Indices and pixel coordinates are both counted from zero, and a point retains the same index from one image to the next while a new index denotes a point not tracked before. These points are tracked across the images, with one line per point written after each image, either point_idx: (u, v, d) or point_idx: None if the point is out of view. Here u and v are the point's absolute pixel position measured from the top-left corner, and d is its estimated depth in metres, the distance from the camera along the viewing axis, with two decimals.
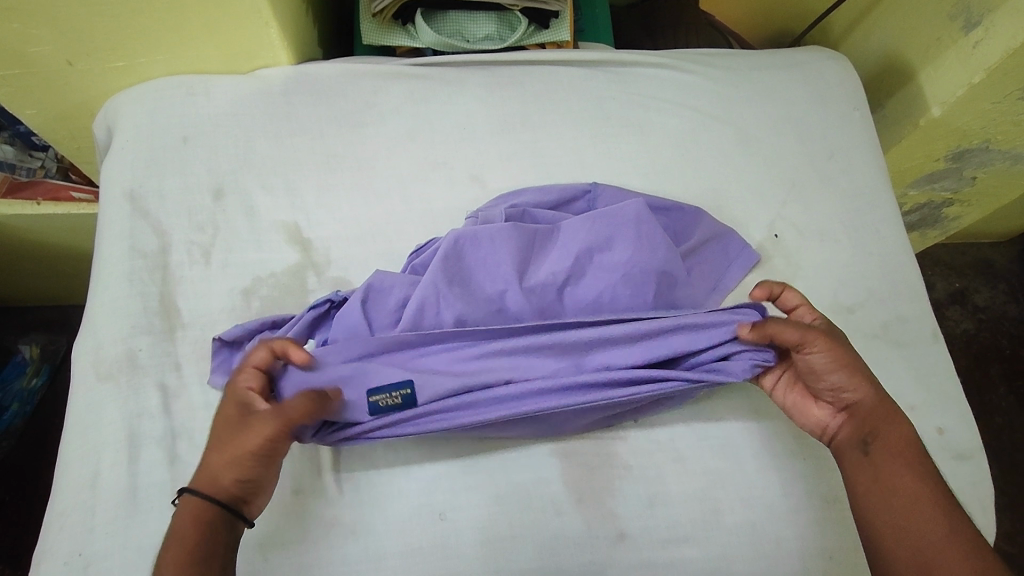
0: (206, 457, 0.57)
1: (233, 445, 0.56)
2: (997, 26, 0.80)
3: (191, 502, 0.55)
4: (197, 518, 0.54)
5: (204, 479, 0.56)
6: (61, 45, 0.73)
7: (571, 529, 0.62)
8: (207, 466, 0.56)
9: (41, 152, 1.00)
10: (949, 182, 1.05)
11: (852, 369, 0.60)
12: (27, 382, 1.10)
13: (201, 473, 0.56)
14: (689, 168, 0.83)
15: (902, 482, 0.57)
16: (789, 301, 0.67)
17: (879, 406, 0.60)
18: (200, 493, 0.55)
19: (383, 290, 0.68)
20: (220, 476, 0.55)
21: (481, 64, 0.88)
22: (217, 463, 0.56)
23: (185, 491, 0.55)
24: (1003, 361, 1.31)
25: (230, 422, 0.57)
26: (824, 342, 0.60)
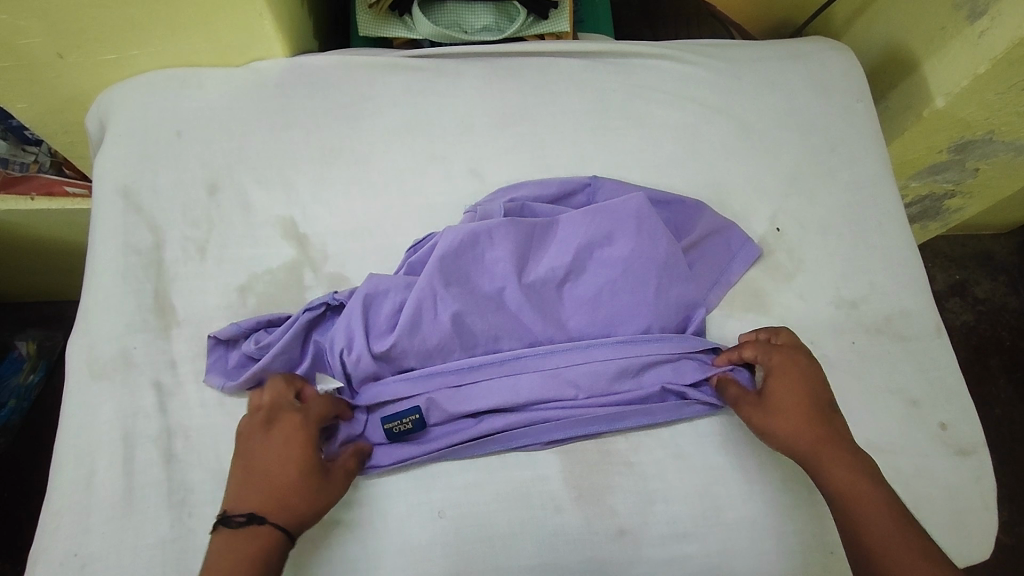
0: (292, 495, 0.55)
1: (326, 493, 0.57)
2: (1003, 16, 0.79)
3: (272, 540, 0.53)
4: (278, 558, 0.53)
5: (294, 518, 0.55)
6: (51, 37, 0.71)
7: (571, 527, 0.62)
8: (294, 506, 0.55)
9: (34, 146, 0.98)
10: (952, 174, 1.04)
11: (777, 422, 0.62)
12: (25, 377, 1.09)
13: (287, 510, 0.55)
14: (690, 160, 0.81)
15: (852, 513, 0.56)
16: (745, 354, 0.68)
17: (821, 446, 0.60)
18: (288, 532, 0.54)
19: (379, 294, 0.67)
20: (304, 520, 0.56)
21: (479, 56, 0.86)
22: (309, 506, 0.56)
23: (273, 527, 0.54)
24: (1003, 352, 1.31)
25: (318, 464, 0.58)
26: (748, 406, 0.64)
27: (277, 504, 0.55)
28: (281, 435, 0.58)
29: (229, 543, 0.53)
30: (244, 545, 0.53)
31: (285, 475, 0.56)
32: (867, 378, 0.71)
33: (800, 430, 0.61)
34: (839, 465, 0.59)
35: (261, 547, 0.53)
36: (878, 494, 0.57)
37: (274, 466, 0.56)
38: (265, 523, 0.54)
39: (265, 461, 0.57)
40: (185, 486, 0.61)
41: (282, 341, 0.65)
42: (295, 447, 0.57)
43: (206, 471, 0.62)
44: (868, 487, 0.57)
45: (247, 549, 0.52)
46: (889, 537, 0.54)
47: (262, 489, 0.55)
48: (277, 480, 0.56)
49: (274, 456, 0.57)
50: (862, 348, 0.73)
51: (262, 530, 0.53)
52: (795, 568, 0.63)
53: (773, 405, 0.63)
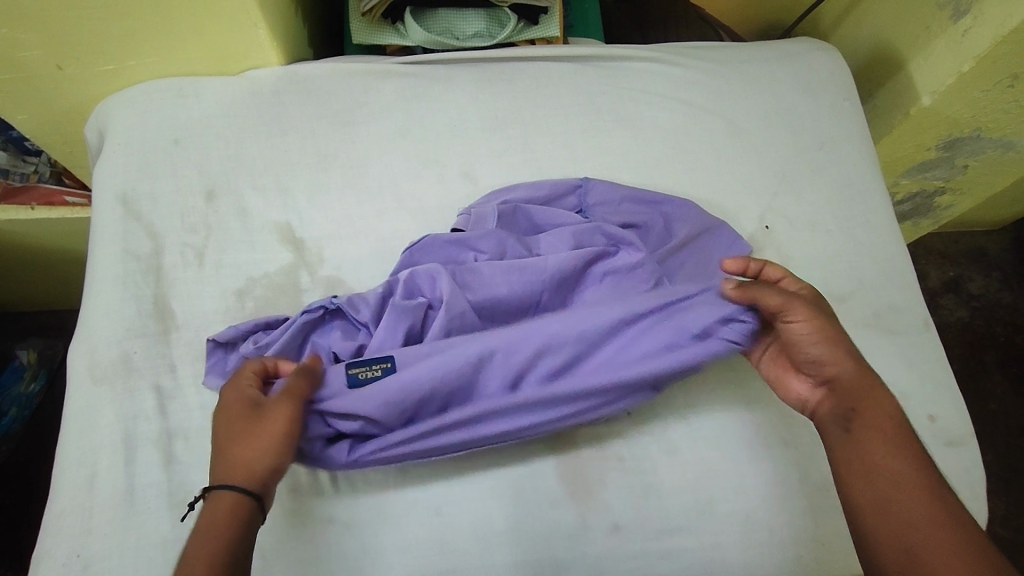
0: (229, 454, 0.55)
1: (266, 434, 0.56)
2: (985, 14, 0.80)
3: (223, 500, 0.52)
4: (233, 514, 0.52)
5: (241, 470, 0.54)
6: (50, 49, 0.73)
7: (566, 521, 0.63)
8: (235, 461, 0.54)
9: (34, 157, 0.97)
10: (941, 171, 1.05)
11: (825, 334, 0.59)
12: (26, 386, 1.10)
13: (233, 467, 0.54)
14: (680, 161, 0.83)
15: (878, 455, 0.54)
16: (772, 274, 0.66)
17: (861, 372, 0.59)
18: (235, 485, 0.53)
19: (358, 303, 0.67)
20: (251, 465, 0.54)
21: (471, 61, 0.87)
22: (252, 456, 0.54)
23: (219, 487, 0.53)
24: (998, 348, 1.32)
25: (247, 415, 0.57)
26: (803, 309, 0.60)
27: (221, 467, 0.54)
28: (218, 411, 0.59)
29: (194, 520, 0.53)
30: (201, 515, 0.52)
31: (221, 441, 0.56)
32: None
33: (845, 351, 0.59)
34: (876, 402, 0.57)
35: (218, 508, 0.52)
36: (902, 431, 0.55)
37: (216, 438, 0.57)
38: (213, 487, 0.53)
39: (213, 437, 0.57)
40: (185, 487, 0.62)
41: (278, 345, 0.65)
42: (226, 411, 0.58)
43: (205, 473, 0.63)
44: (904, 432, 0.55)
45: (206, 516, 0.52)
46: (912, 482, 0.53)
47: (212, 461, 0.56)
48: (220, 446, 0.56)
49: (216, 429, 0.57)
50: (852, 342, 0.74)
51: (214, 492, 0.53)
52: (787, 561, 0.64)
53: (824, 321, 0.60)
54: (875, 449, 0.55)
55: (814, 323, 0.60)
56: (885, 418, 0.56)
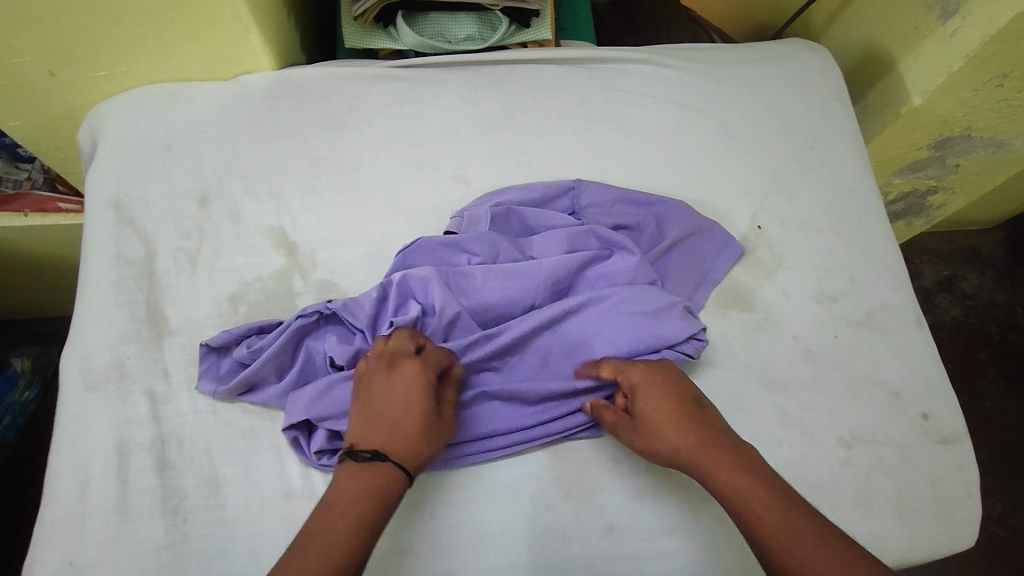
0: (410, 438, 0.56)
1: (439, 436, 0.58)
2: (973, 14, 0.80)
3: (394, 482, 0.54)
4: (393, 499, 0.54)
5: (415, 461, 0.56)
6: (40, 55, 0.73)
7: (561, 523, 0.63)
8: (412, 446, 0.56)
9: (27, 163, 1.00)
10: (934, 171, 1.06)
11: (656, 440, 0.59)
12: (20, 395, 1.09)
13: (411, 453, 0.56)
14: (673, 162, 0.83)
15: (764, 532, 0.52)
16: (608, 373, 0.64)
17: (699, 451, 0.57)
18: (408, 474, 0.55)
19: (355, 306, 0.66)
20: (424, 460, 0.57)
21: (463, 65, 0.88)
22: (428, 450, 0.57)
23: (400, 469, 0.55)
24: (993, 346, 1.32)
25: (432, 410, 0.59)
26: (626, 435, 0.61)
27: (399, 448, 0.56)
28: (403, 379, 0.59)
29: (358, 477, 0.54)
30: (371, 480, 0.54)
31: (402, 417, 0.57)
32: (851, 371, 0.73)
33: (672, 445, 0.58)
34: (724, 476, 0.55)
35: (388, 486, 0.54)
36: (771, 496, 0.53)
37: (398, 409, 0.57)
38: (388, 461, 0.55)
39: (389, 401, 0.58)
40: (179, 493, 0.62)
41: (273, 347, 0.65)
42: (408, 390, 0.58)
43: (199, 478, 0.63)
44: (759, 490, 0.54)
45: (373, 487, 0.53)
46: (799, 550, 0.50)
47: (386, 428, 0.56)
48: (399, 423, 0.57)
49: (395, 398, 0.58)
50: (844, 341, 0.74)
51: (389, 467, 0.54)
52: None
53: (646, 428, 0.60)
54: (755, 529, 0.53)
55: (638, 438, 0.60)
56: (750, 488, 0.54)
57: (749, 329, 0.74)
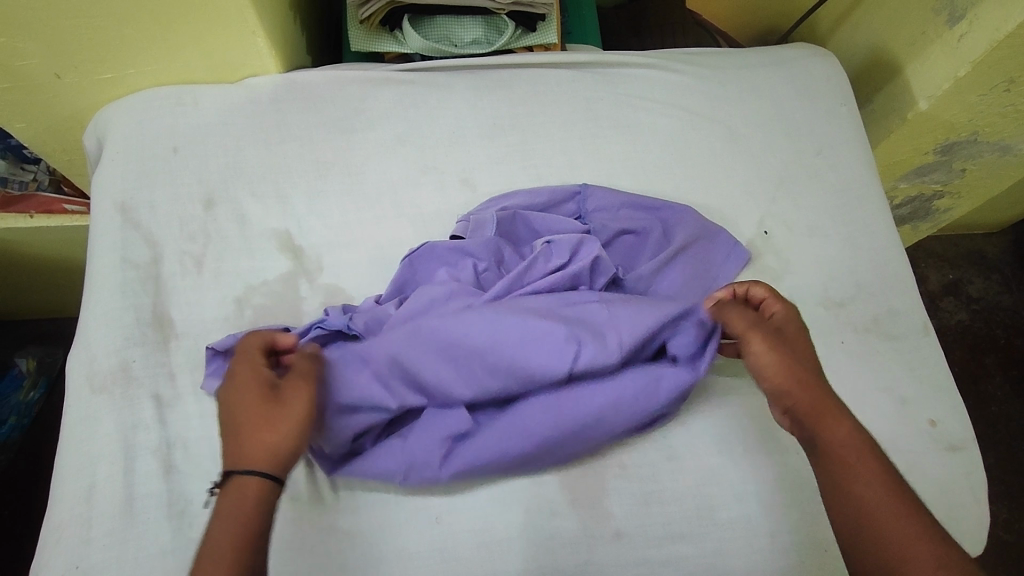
0: (249, 437, 0.52)
1: (291, 419, 0.54)
2: (981, 19, 0.80)
3: (253, 487, 0.51)
4: (263, 502, 0.51)
5: (271, 459, 0.52)
6: (47, 58, 0.73)
7: (567, 528, 0.63)
8: (265, 445, 0.52)
9: (33, 165, 0.98)
10: (940, 175, 1.05)
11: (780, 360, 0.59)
12: (25, 395, 1.09)
13: (265, 454, 0.52)
14: (678, 167, 0.83)
15: (847, 482, 0.53)
16: (755, 294, 0.66)
17: (818, 398, 0.57)
18: (256, 468, 0.51)
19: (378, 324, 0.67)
20: (281, 449, 0.52)
21: (469, 69, 0.88)
22: (284, 439, 0.53)
23: (246, 475, 0.51)
24: (998, 351, 1.32)
25: (264, 399, 0.54)
26: (758, 342, 0.60)
27: (250, 454, 0.52)
28: (239, 381, 0.56)
29: (218, 507, 0.50)
30: (228, 505, 0.50)
31: (245, 418, 0.53)
32: (857, 377, 0.73)
33: (803, 380, 0.58)
34: (836, 424, 0.56)
35: (246, 496, 0.50)
36: (868, 454, 0.54)
37: (243, 411, 0.54)
38: (241, 472, 0.51)
39: (224, 420, 0.55)
40: (185, 497, 0.62)
41: None
42: (248, 390, 0.55)
43: (204, 482, 0.63)
44: (873, 453, 0.54)
45: (233, 509, 0.50)
46: (879, 505, 0.51)
47: (226, 441, 0.53)
48: (245, 426, 0.53)
49: (233, 402, 0.55)
50: (851, 347, 0.74)
51: (239, 479, 0.51)
52: (790, 566, 0.63)
53: (783, 345, 0.60)
54: (840, 471, 0.53)
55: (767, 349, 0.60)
56: (846, 443, 0.54)
57: None
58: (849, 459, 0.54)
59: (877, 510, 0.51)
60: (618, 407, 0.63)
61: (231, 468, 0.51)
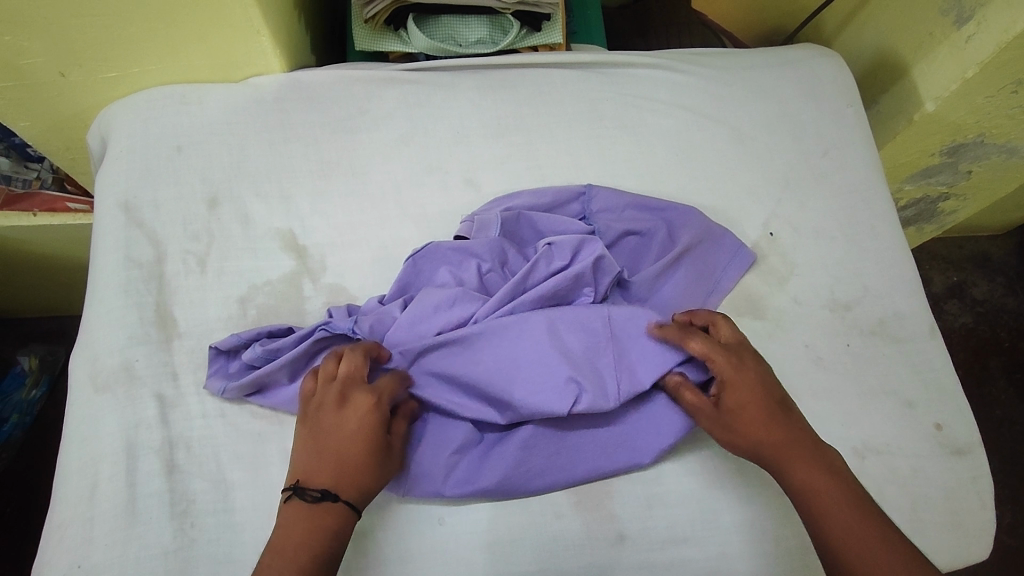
0: (359, 476, 0.56)
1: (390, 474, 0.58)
2: (989, 20, 0.80)
3: (343, 521, 0.54)
4: (346, 531, 0.54)
5: (362, 499, 0.56)
6: (53, 57, 0.73)
7: (570, 531, 0.62)
8: (363, 486, 0.56)
9: (36, 163, 0.99)
10: (946, 176, 1.05)
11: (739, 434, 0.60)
12: (27, 393, 1.09)
13: (361, 492, 0.56)
14: (683, 168, 0.83)
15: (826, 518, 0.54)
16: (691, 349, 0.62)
17: (782, 441, 0.59)
18: (355, 506, 0.55)
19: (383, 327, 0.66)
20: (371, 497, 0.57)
21: (474, 69, 0.88)
22: (378, 490, 0.57)
23: (344, 505, 0.54)
24: (1002, 354, 1.31)
25: (384, 444, 0.58)
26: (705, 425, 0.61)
27: (348, 487, 0.55)
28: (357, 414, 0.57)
29: (306, 519, 0.53)
30: (317, 522, 0.53)
31: (356, 455, 0.56)
32: (863, 381, 0.72)
33: (757, 433, 0.59)
34: (798, 465, 0.57)
35: (331, 520, 0.54)
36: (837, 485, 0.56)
37: (351, 446, 0.56)
38: (341, 501, 0.54)
39: (332, 436, 0.57)
40: (187, 497, 0.62)
41: (289, 358, 0.65)
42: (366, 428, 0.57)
43: (207, 482, 0.63)
44: (838, 485, 0.56)
45: (320, 529, 0.53)
46: (854, 532, 0.53)
47: (329, 463, 0.56)
48: (350, 459, 0.56)
49: (343, 431, 0.57)
50: (856, 350, 0.74)
51: (339, 507, 0.54)
52: (794, 569, 0.63)
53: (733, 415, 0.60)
54: (817, 507, 0.55)
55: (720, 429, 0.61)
56: (816, 478, 0.56)
57: (760, 337, 0.73)
58: (814, 500, 0.55)
59: (853, 540, 0.53)
60: (621, 439, 0.64)
61: (334, 492, 0.55)
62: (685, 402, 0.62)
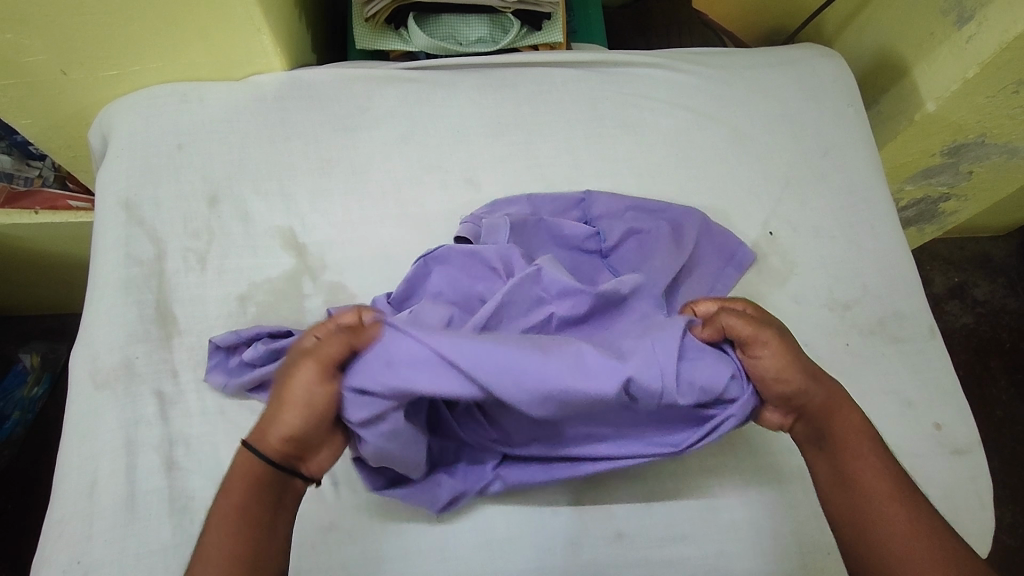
0: (263, 413, 0.53)
1: (284, 405, 0.52)
2: (991, 20, 0.79)
3: (244, 462, 0.52)
4: (261, 479, 0.52)
5: (261, 436, 0.52)
6: (54, 55, 0.73)
7: (568, 529, 0.62)
8: (263, 423, 0.53)
9: (39, 161, 1.00)
10: (947, 177, 1.05)
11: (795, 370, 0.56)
12: (28, 390, 1.10)
13: (258, 430, 0.53)
14: (683, 167, 0.83)
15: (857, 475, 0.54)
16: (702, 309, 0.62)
17: (824, 399, 0.57)
18: (251, 446, 0.52)
19: None
20: (270, 432, 0.52)
21: (474, 68, 0.88)
22: (273, 424, 0.52)
23: (238, 445, 0.53)
24: (1003, 355, 1.31)
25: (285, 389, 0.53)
26: (769, 343, 0.57)
27: (255, 428, 0.53)
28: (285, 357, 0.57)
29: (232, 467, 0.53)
30: (231, 467, 0.53)
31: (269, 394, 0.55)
32: (862, 380, 0.72)
33: (812, 381, 0.57)
34: (843, 420, 0.56)
35: (237, 463, 0.52)
36: (869, 442, 0.55)
37: (273, 386, 0.55)
38: (241, 441, 0.53)
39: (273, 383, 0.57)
40: (186, 493, 0.62)
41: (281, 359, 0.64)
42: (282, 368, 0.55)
43: (206, 478, 0.63)
44: (871, 445, 0.55)
45: (229, 473, 0.52)
46: (881, 493, 0.53)
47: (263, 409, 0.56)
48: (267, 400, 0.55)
49: (275, 376, 0.56)
50: (856, 350, 0.74)
51: (243, 453, 0.52)
52: (793, 569, 0.63)
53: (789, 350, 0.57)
54: (848, 462, 0.55)
55: (781, 357, 0.56)
56: (851, 435, 0.56)
57: None
58: (848, 455, 0.55)
59: (884, 503, 0.52)
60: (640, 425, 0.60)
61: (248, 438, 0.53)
62: (728, 325, 0.58)
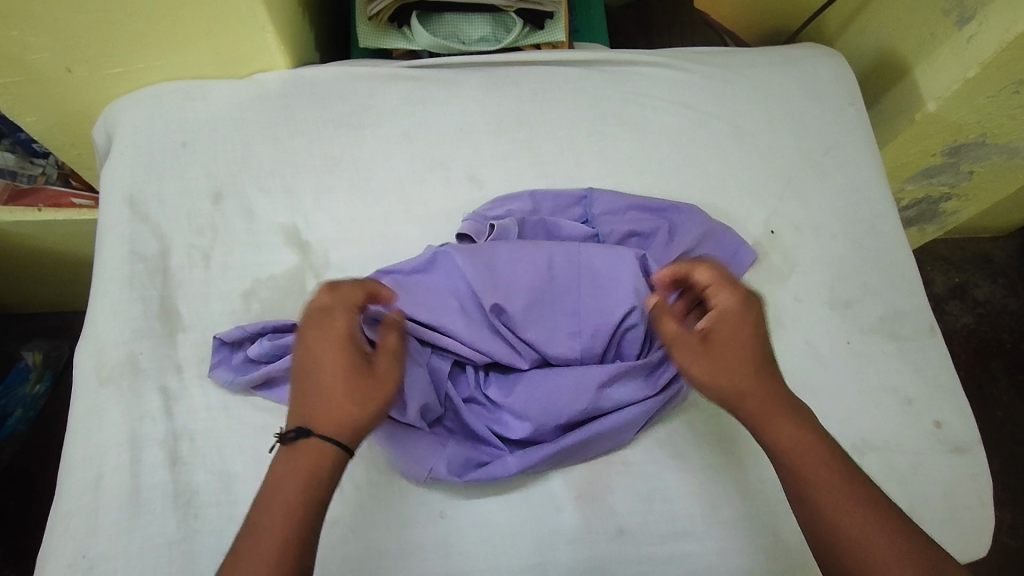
0: (333, 401, 0.52)
1: (372, 390, 0.53)
2: (991, 20, 0.80)
3: (326, 455, 0.51)
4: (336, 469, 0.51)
5: (342, 426, 0.52)
6: (60, 53, 0.74)
7: (570, 525, 0.63)
8: (338, 413, 0.52)
9: (42, 159, 1.00)
10: (947, 177, 1.05)
11: (720, 367, 0.56)
12: (31, 387, 1.10)
13: (336, 421, 0.52)
14: (685, 166, 0.83)
15: (811, 484, 0.52)
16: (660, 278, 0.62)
17: (758, 395, 0.55)
18: (336, 436, 0.51)
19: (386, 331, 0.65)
20: (354, 419, 0.52)
21: (477, 66, 0.88)
22: (357, 411, 0.52)
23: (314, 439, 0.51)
24: (1004, 355, 1.31)
25: (358, 363, 0.54)
26: (685, 352, 0.57)
27: (324, 418, 0.52)
28: (319, 338, 0.54)
29: (286, 462, 0.50)
30: (296, 463, 0.50)
31: (328, 382, 0.52)
32: (862, 378, 0.73)
33: (733, 372, 0.55)
34: (783, 427, 0.54)
35: (313, 457, 0.50)
36: (814, 442, 0.53)
37: (322, 373, 0.53)
38: (314, 435, 0.51)
39: (306, 368, 0.53)
40: (190, 488, 0.62)
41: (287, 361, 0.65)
42: (332, 350, 0.54)
43: (210, 474, 0.63)
44: (820, 449, 0.53)
45: (297, 468, 0.50)
46: (836, 502, 0.51)
47: (305, 400, 0.52)
48: (324, 387, 0.52)
49: (313, 360, 0.53)
50: (857, 349, 0.74)
51: (316, 443, 0.51)
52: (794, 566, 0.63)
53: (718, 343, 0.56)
54: (798, 471, 0.52)
55: (699, 360, 0.56)
56: (798, 439, 0.53)
57: None
58: (796, 465, 0.53)
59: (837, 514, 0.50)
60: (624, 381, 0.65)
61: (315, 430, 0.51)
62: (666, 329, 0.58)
